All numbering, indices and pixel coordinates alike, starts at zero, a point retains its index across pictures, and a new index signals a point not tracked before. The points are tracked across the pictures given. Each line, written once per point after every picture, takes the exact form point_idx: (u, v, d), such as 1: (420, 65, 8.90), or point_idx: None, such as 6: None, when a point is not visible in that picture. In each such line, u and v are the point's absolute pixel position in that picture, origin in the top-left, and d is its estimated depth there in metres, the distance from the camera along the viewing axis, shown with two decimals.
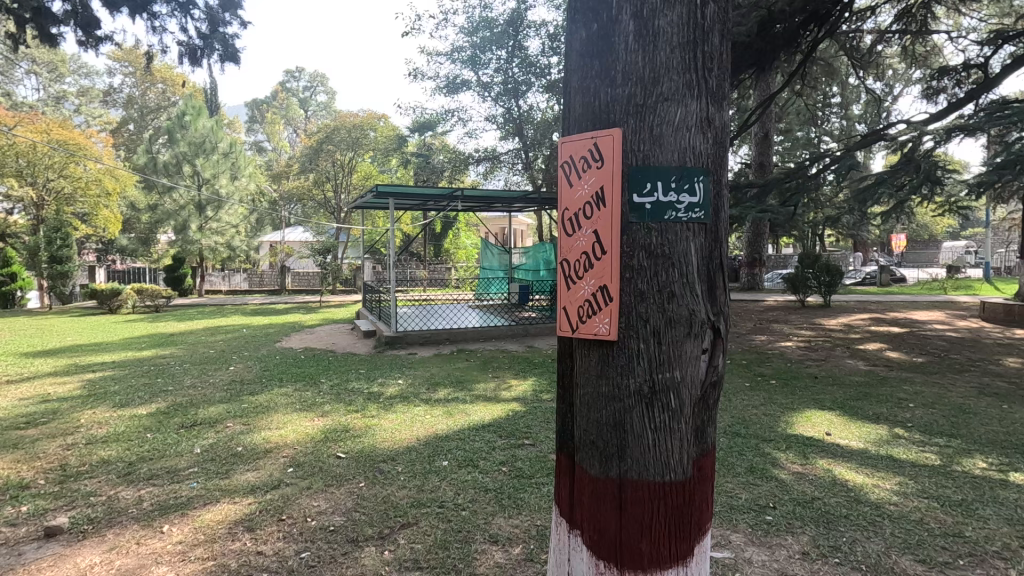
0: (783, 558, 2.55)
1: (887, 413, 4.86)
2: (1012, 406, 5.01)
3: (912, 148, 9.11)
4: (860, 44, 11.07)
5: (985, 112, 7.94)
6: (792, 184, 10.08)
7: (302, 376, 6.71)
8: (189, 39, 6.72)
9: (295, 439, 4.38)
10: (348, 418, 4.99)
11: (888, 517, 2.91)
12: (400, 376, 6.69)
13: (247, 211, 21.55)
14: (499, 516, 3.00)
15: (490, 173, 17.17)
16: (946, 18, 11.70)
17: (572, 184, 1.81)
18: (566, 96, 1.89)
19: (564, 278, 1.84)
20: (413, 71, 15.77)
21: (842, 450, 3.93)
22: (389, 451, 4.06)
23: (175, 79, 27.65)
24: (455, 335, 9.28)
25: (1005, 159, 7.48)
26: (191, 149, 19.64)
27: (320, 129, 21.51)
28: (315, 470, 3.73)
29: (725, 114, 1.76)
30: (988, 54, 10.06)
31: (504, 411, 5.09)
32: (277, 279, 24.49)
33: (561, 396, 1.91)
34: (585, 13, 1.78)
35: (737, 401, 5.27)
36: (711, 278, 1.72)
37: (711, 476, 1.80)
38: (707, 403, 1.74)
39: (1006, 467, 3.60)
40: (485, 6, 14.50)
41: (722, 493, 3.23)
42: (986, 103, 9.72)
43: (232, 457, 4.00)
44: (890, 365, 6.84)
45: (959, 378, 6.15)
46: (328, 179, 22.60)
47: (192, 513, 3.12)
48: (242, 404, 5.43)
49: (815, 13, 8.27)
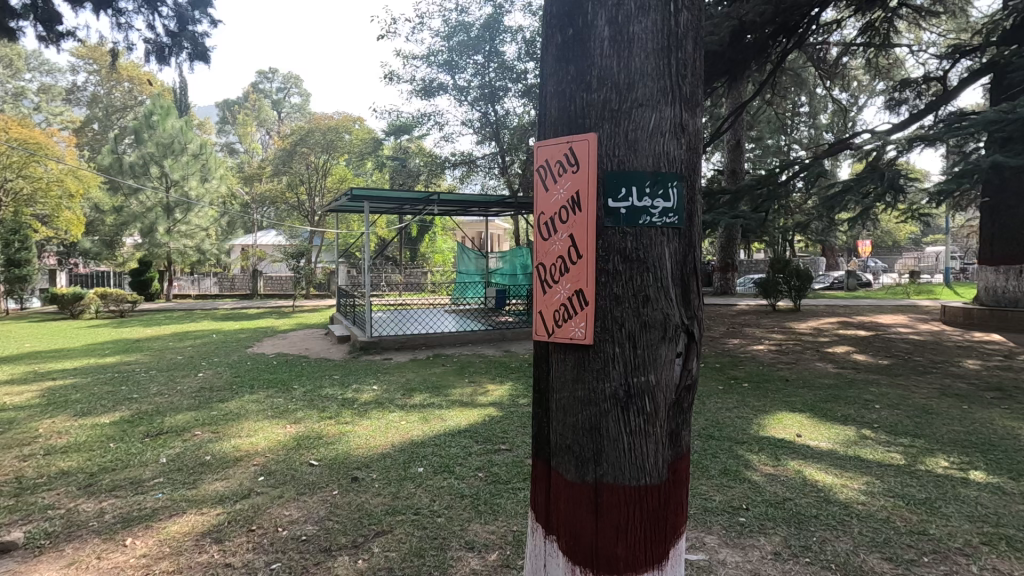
0: (756, 558, 2.58)
1: (854, 414, 5.00)
2: (972, 406, 5.20)
3: (877, 156, 9.37)
4: (827, 55, 11.42)
5: (944, 124, 8.22)
6: (763, 191, 10.32)
7: (274, 382, 6.58)
8: (157, 37, 6.57)
9: (266, 446, 4.28)
10: (322, 424, 4.90)
11: (856, 516, 2.98)
12: (375, 381, 6.60)
13: (217, 213, 21.09)
14: (475, 523, 2.97)
15: (467, 176, 17.23)
16: (906, 33, 12.24)
17: (548, 188, 1.80)
18: (542, 102, 1.88)
19: (540, 283, 1.83)
20: (388, 74, 15.70)
21: (812, 451, 4.02)
22: (363, 458, 4.00)
23: (142, 78, 26.89)
24: (432, 340, 9.20)
25: (963, 168, 7.72)
26: (159, 150, 19.18)
27: (294, 131, 21.30)
28: (287, 478, 3.64)
29: (698, 121, 1.78)
30: (947, 68, 10.50)
31: (481, 416, 5.05)
32: (248, 283, 23.84)
33: (536, 402, 1.89)
34: (561, 18, 1.78)
35: (710, 403, 5.35)
36: (684, 282, 1.74)
37: (685, 479, 1.81)
38: (682, 406, 1.75)
39: (967, 466, 3.72)
40: (462, 10, 14.50)
41: (696, 495, 3.27)
42: (945, 115, 10.10)
43: (199, 467, 3.87)
44: (857, 367, 7.04)
45: (923, 379, 6.37)
46: (302, 181, 22.19)
47: (157, 525, 3.01)
48: (212, 411, 5.29)
49: (784, 25, 8.56)
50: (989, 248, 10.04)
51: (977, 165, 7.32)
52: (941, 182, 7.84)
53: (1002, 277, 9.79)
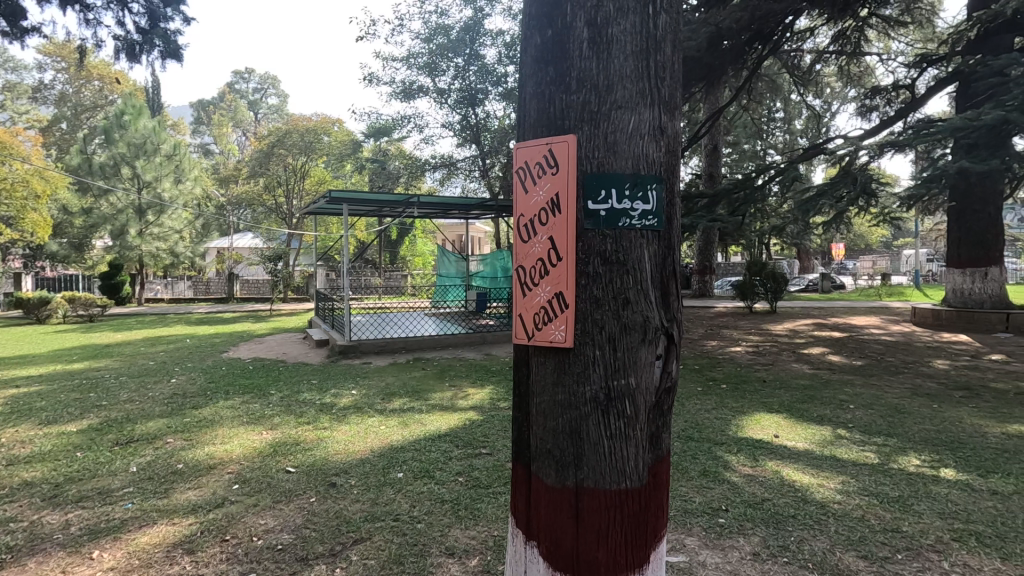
0: (735, 559, 2.60)
1: (830, 414, 5.09)
2: (942, 405, 5.32)
3: (850, 161, 9.56)
4: (801, 62, 11.68)
5: (913, 130, 8.44)
6: (740, 195, 10.49)
7: (249, 388, 6.44)
8: (126, 34, 6.41)
9: (241, 453, 4.18)
10: (299, 430, 4.81)
11: (832, 515, 3.02)
12: (354, 386, 6.50)
13: (192, 216, 20.66)
14: (455, 528, 2.94)
15: (447, 179, 17.12)
16: (876, 42, 12.60)
17: (528, 190, 1.79)
18: (521, 103, 1.87)
19: (520, 285, 1.82)
20: (367, 75, 15.57)
21: (789, 451, 4.07)
22: (342, 464, 3.93)
23: (113, 77, 26.24)
24: (411, 344, 9.12)
25: (931, 173, 7.94)
26: (130, 150, 18.73)
27: (271, 132, 20.98)
28: (263, 486, 3.56)
29: (677, 124, 1.79)
30: (915, 76, 10.81)
31: (461, 420, 5.01)
32: (224, 287, 23.36)
33: (516, 406, 1.87)
34: (541, 19, 1.77)
35: (690, 405, 5.38)
36: (664, 285, 1.74)
37: (666, 481, 1.81)
38: (662, 408, 1.75)
39: (938, 464, 3.80)
40: (442, 13, 14.46)
41: (677, 497, 3.27)
42: (914, 121, 10.38)
43: (171, 475, 3.76)
44: (832, 368, 7.18)
45: (895, 379, 6.51)
46: (280, 183, 21.83)
47: (125, 536, 2.91)
48: (185, 418, 5.15)
49: (759, 33, 8.74)
50: (956, 251, 10.29)
51: (945, 170, 7.54)
52: (911, 187, 8.06)
53: (969, 279, 10.07)
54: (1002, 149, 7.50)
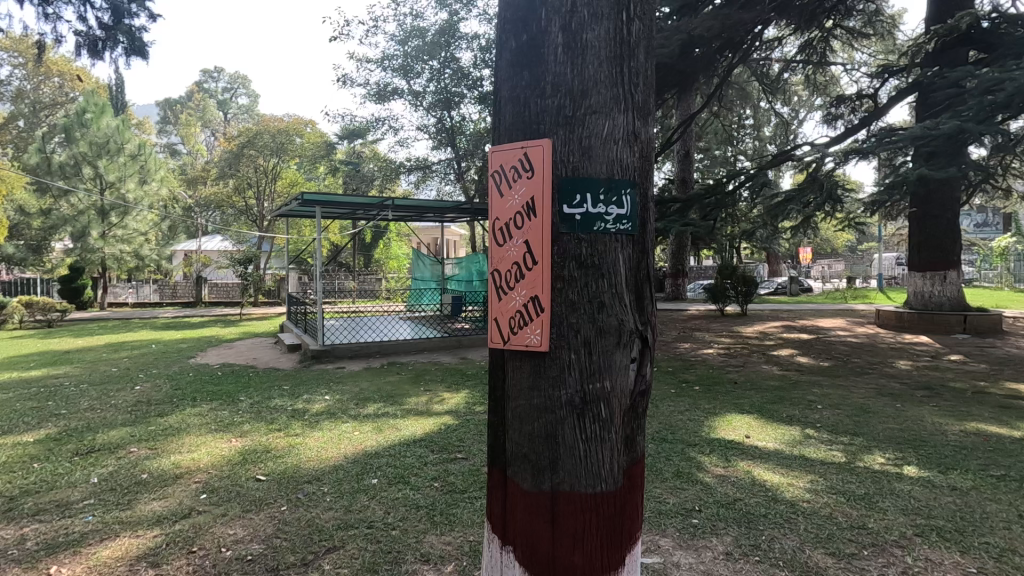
0: (708, 559, 2.63)
1: (799, 414, 5.20)
2: (905, 404, 5.49)
3: (816, 167, 9.82)
4: (770, 71, 11.97)
5: (877, 138, 8.72)
6: (711, 200, 10.69)
7: (218, 394, 6.28)
8: (89, 30, 6.21)
9: (209, 462, 4.07)
10: (270, 437, 4.70)
11: (802, 513, 3.08)
12: (326, 391, 6.39)
13: (158, 218, 20.11)
14: (431, 534, 2.91)
15: (422, 182, 17.01)
16: (841, 52, 13.00)
17: (503, 193, 1.79)
18: (496, 107, 1.87)
19: (495, 289, 1.81)
20: (341, 76, 15.39)
21: (760, 451, 4.15)
22: (314, 471, 3.85)
23: (74, 74, 25.39)
24: (386, 348, 9.02)
25: (893, 180, 8.21)
26: (93, 149, 18.11)
27: (240, 133, 20.54)
28: (232, 496, 3.46)
29: (650, 129, 1.82)
30: (877, 86, 11.19)
31: (436, 425, 4.97)
32: (192, 291, 22.76)
33: (492, 411, 1.86)
34: (515, 23, 1.77)
35: (664, 407, 5.44)
36: (638, 288, 1.76)
37: (641, 484, 1.82)
38: (637, 411, 1.77)
39: (901, 462, 3.92)
40: (417, 15, 14.41)
41: (651, 499, 3.30)
42: (877, 129, 10.73)
43: (135, 486, 3.64)
44: (800, 369, 7.35)
45: (861, 380, 6.69)
46: (250, 185, 21.38)
47: (86, 550, 2.80)
48: (149, 427, 4.98)
49: (730, 41, 8.92)
50: (917, 255, 10.66)
51: (906, 177, 7.80)
52: (875, 193, 8.32)
53: (929, 282, 10.44)
54: (959, 157, 7.81)
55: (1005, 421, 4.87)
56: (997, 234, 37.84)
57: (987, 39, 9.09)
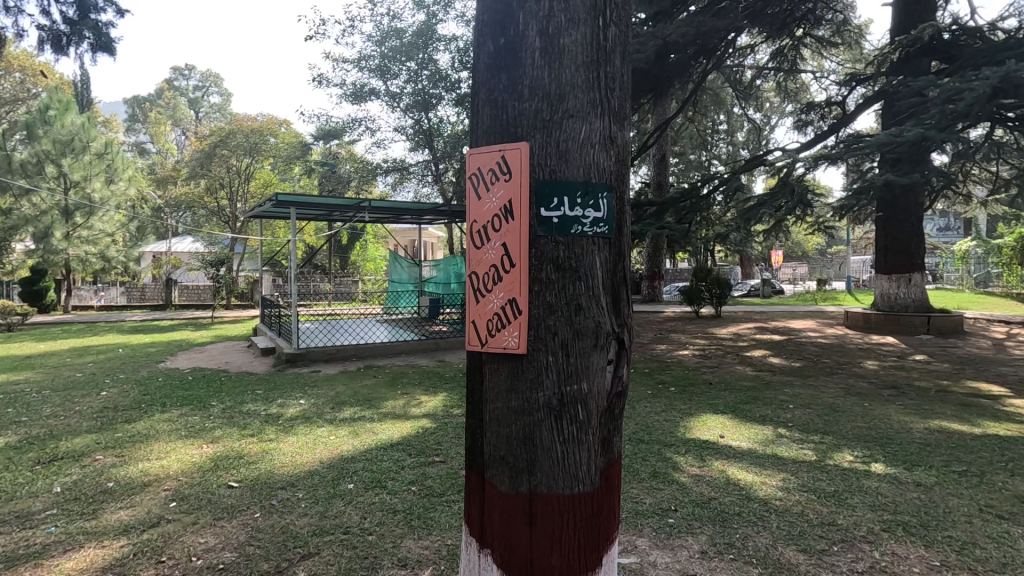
0: (684, 558, 2.67)
1: (772, 413, 5.31)
2: (873, 403, 5.65)
3: (788, 172, 10.04)
4: (743, 77, 12.22)
5: (845, 144, 8.96)
6: (686, 204, 10.87)
7: (188, 399, 6.13)
8: (52, 24, 6.04)
9: (178, 469, 3.97)
10: (242, 442, 4.61)
11: (774, 511, 3.15)
12: (301, 395, 6.29)
13: (126, 218, 19.57)
14: (408, 538, 2.88)
15: (399, 184, 16.91)
16: (811, 60, 13.35)
17: (480, 196, 1.79)
18: (474, 109, 1.87)
19: (473, 291, 1.81)
20: (316, 76, 15.21)
21: (733, 451, 4.22)
22: (289, 477, 3.79)
23: (37, 69, 24.56)
24: (363, 351, 8.93)
25: (861, 185, 8.45)
26: (56, 147, 17.49)
27: (212, 132, 20.10)
28: (202, 503, 3.38)
29: (626, 133, 1.84)
30: (845, 94, 11.51)
31: (414, 428, 4.94)
32: (161, 293, 22.18)
33: (469, 414, 1.86)
34: (493, 26, 1.77)
35: (640, 408, 5.50)
36: (615, 290, 1.78)
37: (617, 485, 1.84)
38: (613, 412, 1.79)
39: (868, 459, 4.03)
40: (394, 16, 14.32)
41: (628, 500, 3.32)
42: (845, 136, 11.04)
43: (100, 495, 3.52)
44: (773, 370, 7.51)
45: (830, 380, 6.86)
46: (223, 185, 20.94)
47: (47, 562, 2.70)
48: (116, 433, 4.84)
49: (704, 48, 9.08)
50: (883, 258, 10.98)
51: (873, 183, 8.03)
52: (844, 198, 8.55)
53: (895, 284, 10.76)
54: (922, 163, 8.09)
55: (967, 419, 5.05)
56: (958, 238, 39.28)
57: (948, 51, 9.42)
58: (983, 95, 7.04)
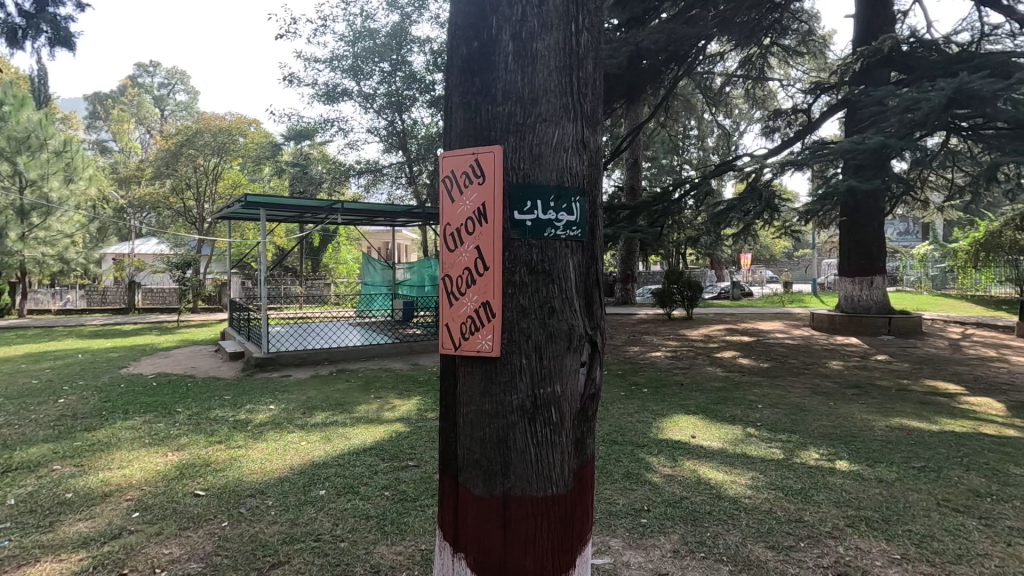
0: (657, 557, 2.70)
1: (741, 414, 5.42)
2: (837, 403, 5.81)
3: (756, 177, 10.28)
4: (713, 83, 12.47)
5: (810, 150, 9.22)
6: (659, 207, 11.03)
7: (153, 406, 5.94)
8: (7, 16, 5.80)
9: (142, 478, 3.85)
10: (209, 450, 4.49)
11: (743, 509, 3.21)
12: (271, 401, 6.16)
13: (85, 218, 18.89)
14: (381, 544, 2.85)
15: (373, 185, 16.76)
16: (778, 69, 13.71)
17: (454, 199, 1.79)
18: (447, 112, 1.86)
19: (446, 294, 1.80)
20: (287, 76, 14.98)
21: (705, 450, 4.28)
22: (258, 484, 3.70)
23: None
24: (335, 354, 8.80)
25: (826, 191, 8.70)
26: (11, 144, 16.76)
27: (179, 131, 19.57)
28: (167, 513, 3.28)
29: (599, 138, 1.86)
30: (811, 102, 11.86)
31: (387, 433, 4.88)
32: (124, 297, 21.46)
33: (443, 416, 1.85)
34: (466, 30, 1.77)
35: (614, 409, 5.56)
36: (588, 293, 1.80)
37: (590, 486, 1.85)
38: (587, 414, 1.80)
39: (833, 457, 4.15)
40: (367, 16, 14.20)
41: (602, 501, 3.35)
42: (811, 142, 11.36)
43: (57, 507, 3.38)
44: (742, 371, 7.67)
45: (797, 380, 7.04)
46: (189, 186, 20.39)
47: None
48: (74, 442, 4.65)
49: (675, 55, 9.24)
50: (847, 261, 11.32)
51: (837, 189, 8.28)
52: (809, 203, 8.79)
53: (858, 287, 11.12)
54: (883, 170, 8.39)
55: (926, 416, 5.24)
56: (916, 241, 40.92)
57: (906, 62, 9.79)
58: (940, 105, 7.37)
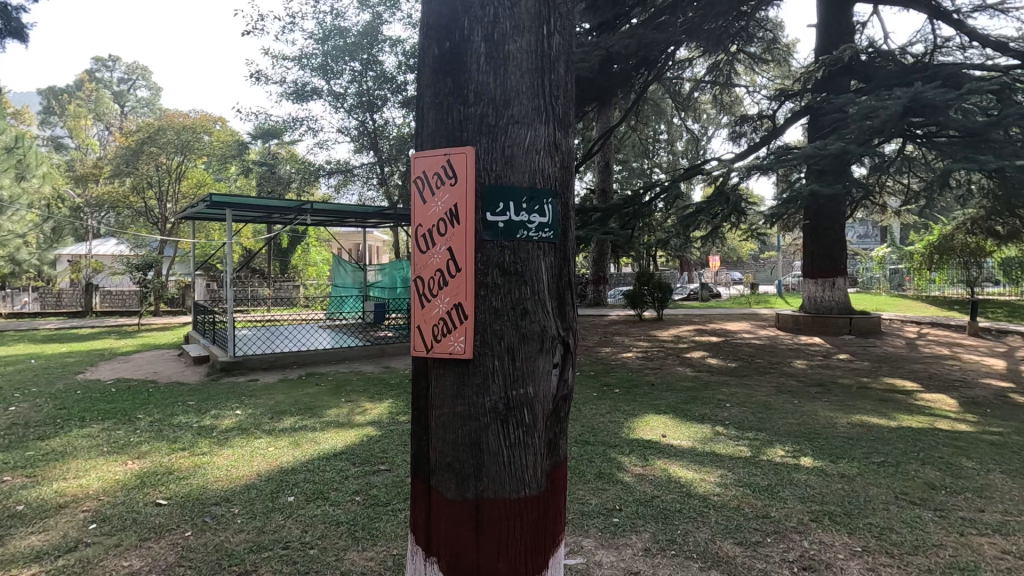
0: (629, 556, 2.72)
1: (709, 412, 5.52)
2: (801, 401, 5.98)
3: (723, 181, 10.50)
4: (682, 89, 12.69)
5: (775, 155, 9.47)
6: (630, 210, 11.17)
7: (111, 413, 5.72)
8: None
9: (100, 487, 3.70)
10: (172, 457, 4.34)
11: (712, 506, 3.27)
12: (238, 406, 6.00)
13: (39, 218, 18.11)
14: (351, 551, 2.80)
15: (343, 186, 16.53)
16: (744, 75, 14.04)
17: (425, 200, 1.77)
18: (419, 112, 1.85)
19: (418, 296, 1.79)
20: (254, 73, 14.65)
21: (675, 449, 4.35)
22: (223, 492, 3.60)
23: None
24: (304, 358, 8.64)
25: (790, 195, 8.94)
26: None
27: (140, 128, 18.93)
28: (127, 523, 3.15)
29: (571, 140, 1.87)
30: (776, 108, 12.18)
31: (358, 436, 4.81)
32: (80, 299, 20.66)
33: (415, 419, 1.83)
34: (438, 30, 1.76)
35: (586, 410, 5.60)
36: (560, 295, 1.81)
37: (563, 486, 1.86)
38: (559, 415, 1.81)
39: (798, 453, 4.26)
40: (337, 14, 14.00)
41: (574, 501, 3.37)
42: (776, 147, 11.67)
43: (7, 520, 3.22)
44: (710, 370, 7.81)
45: (764, 379, 7.22)
46: (151, 184, 19.76)
47: None
48: (26, 452, 4.45)
49: (645, 60, 9.37)
50: (811, 263, 11.66)
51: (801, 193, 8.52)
52: (774, 206, 9.02)
53: (821, 288, 11.47)
54: (844, 175, 8.60)
55: (885, 413, 5.43)
56: (875, 243, 42.45)
57: (865, 71, 10.15)
58: (896, 113, 7.66)
